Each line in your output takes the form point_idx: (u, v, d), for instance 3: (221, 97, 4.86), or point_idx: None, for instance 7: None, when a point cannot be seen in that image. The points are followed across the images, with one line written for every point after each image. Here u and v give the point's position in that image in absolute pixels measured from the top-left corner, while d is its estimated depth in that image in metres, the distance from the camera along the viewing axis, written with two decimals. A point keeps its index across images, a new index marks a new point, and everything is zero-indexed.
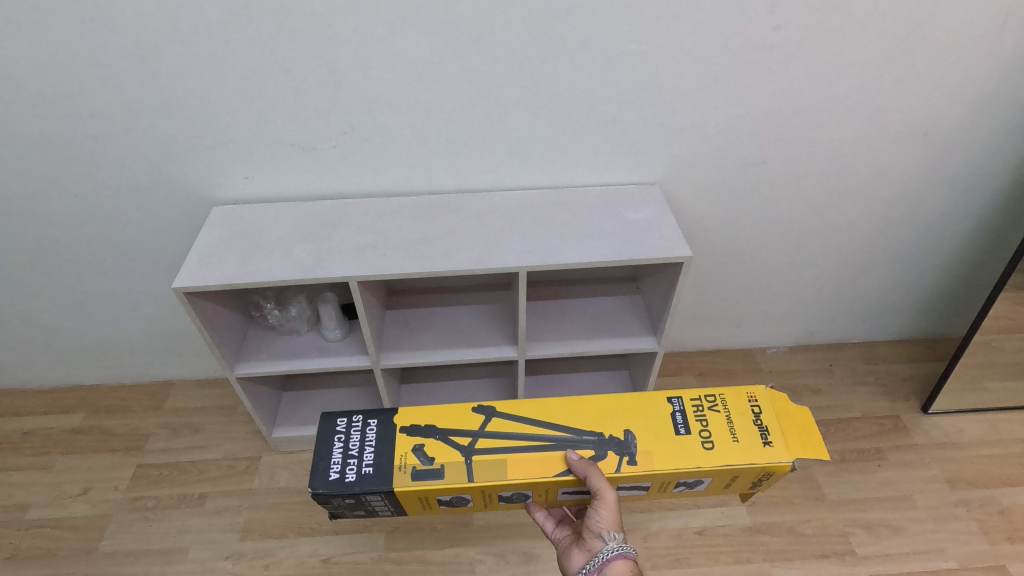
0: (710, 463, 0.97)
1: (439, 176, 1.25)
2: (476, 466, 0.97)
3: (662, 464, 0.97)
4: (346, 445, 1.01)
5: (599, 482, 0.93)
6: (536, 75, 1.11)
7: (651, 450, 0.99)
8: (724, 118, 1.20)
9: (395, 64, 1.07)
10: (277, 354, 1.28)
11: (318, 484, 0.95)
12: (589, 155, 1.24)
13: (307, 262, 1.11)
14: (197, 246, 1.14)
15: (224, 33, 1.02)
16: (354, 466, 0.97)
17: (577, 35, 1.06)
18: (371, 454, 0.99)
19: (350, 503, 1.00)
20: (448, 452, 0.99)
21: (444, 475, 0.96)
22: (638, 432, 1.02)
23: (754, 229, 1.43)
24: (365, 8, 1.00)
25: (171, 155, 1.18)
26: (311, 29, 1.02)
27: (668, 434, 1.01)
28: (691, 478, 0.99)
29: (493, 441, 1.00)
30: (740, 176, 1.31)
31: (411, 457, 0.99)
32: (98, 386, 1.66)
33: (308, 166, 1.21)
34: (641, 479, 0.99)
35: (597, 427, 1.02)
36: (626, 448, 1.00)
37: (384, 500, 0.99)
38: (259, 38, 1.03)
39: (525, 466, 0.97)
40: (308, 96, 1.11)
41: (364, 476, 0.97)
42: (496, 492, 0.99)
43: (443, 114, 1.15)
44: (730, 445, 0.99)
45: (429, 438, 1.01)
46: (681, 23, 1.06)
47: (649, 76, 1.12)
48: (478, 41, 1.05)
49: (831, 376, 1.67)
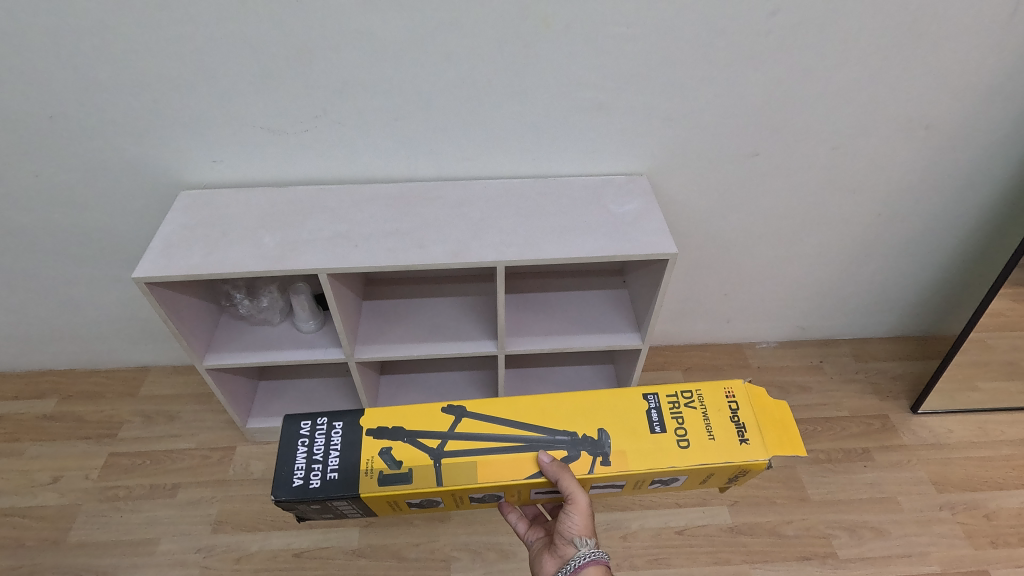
0: (684, 461, 0.95)
1: (417, 162, 1.19)
2: (446, 469, 0.94)
3: (636, 464, 0.95)
4: (310, 450, 0.98)
5: (571, 486, 0.91)
6: (517, 58, 1.04)
7: (624, 449, 0.97)
8: (715, 108, 1.15)
9: (367, 43, 1.01)
10: (249, 345, 1.23)
11: (282, 493, 0.92)
12: (574, 143, 1.18)
13: (275, 253, 1.06)
14: (161, 233, 1.08)
15: (182, 6, 0.95)
16: (318, 473, 0.94)
17: (561, 17, 0.99)
18: (335, 460, 0.96)
19: (318, 508, 0.98)
20: (417, 454, 0.96)
21: (412, 478, 0.94)
22: (612, 430, 0.98)
23: (747, 222, 1.38)
24: None
25: (134, 136, 1.12)
26: (275, 5, 0.95)
27: (643, 432, 0.98)
28: (665, 476, 0.97)
29: (464, 443, 0.97)
30: (732, 167, 1.26)
31: (378, 461, 0.96)
32: (72, 371, 1.62)
33: (278, 150, 1.15)
34: (615, 478, 0.96)
35: (570, 426, 0.99)
36: (599, 448, 0.97)
37: (351, 504, 0.97)
38: (220, 13, 0.96)
39: (496, 467, 0.95)
40: (275, 76, 1.04)
41: (329, 482, 0.94)
42: (467, 494, 0.96)
43: (419, 97, 1.09)
44: (706, 442, 0.97)
45: (398, 440, 0.98)
46: (671, 5, 0.99)
47: (639, 61, 1.06)
48: (456, 21, 0.99)
49: (821, 373, 1.64)
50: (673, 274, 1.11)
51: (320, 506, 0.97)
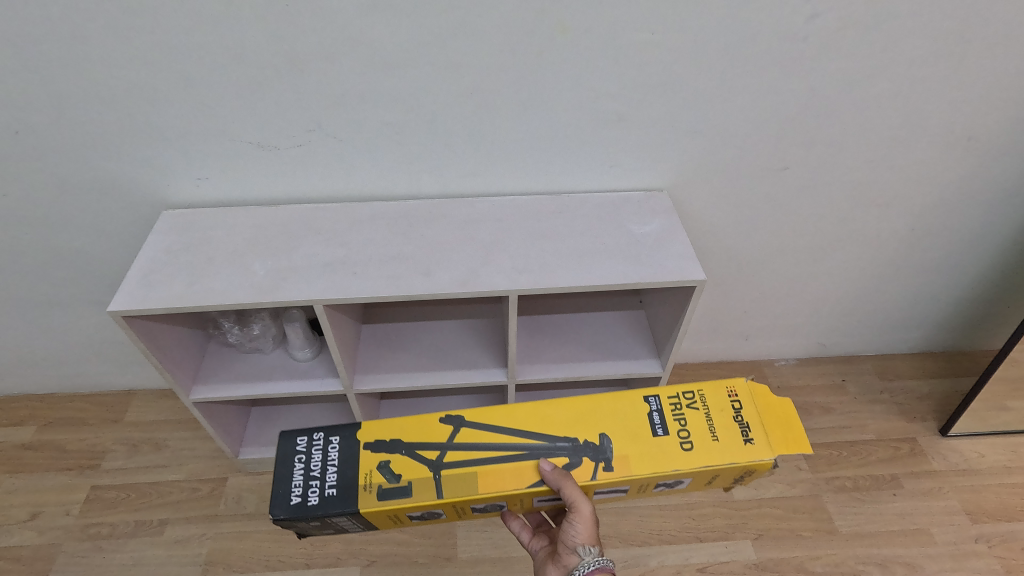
0: (687, 464, 0.87)
1: (420, 178, 1.10)
2: (447, 481, 0.88)
3: (640, 469, 0.87)
4: (308, 466, 0.90)
5: (574, 494, 0.84)
6: (531, 65, 0.95)
7: (625, 454, 0.89)
8: (744, 119, 1.06)
9: (365, 51, 0.91)
10: (241, 376, 1.14)
11: (281, 511, 0.85)
12: (589, 157, 1.09)
13: (265, 282, 0.96)
14: (141, 260, 0.99)
15: (158, 11, 0.85)
16: (316, 489, 0.87)
17: (580, 20, 0.90)
18: (333, 475, 0.89)
19: (319, 527, 0.91)
20: (415, 465, 0.89)
21: (411, 490, 0.87)
22: (614, 435, 0.91)
23: (771, 239, 1.30)
24: None
25: (109, 153, 1.02)
26: (263, 9, 0.86)
27: (644, 435, 0.91)
28: (670, 480, 0.89)
29: (463, 453, 0.90)
30: (758, 182, 1.17)
31: (376, 475, 0.89)
32: (52, 396, 1.52)
33: (267, 166, 1.05)
34: (619, 484, 0.88)
35: (570, 432, 0.92)
36: (602, 454, 0.89)
37: (353, 521, 0.90)
38: (201, 19, 0.86)
39: (497, 476, 0.88)
40: (263, 86, 0.95)
41: (328, 497, 0.87)
42: (468, 505, 0.89)
43: (423, 109, 1.00)
44: (708, 441, 0.89)
45: (395, 451, 0.91)
46: (701, 7, 0.90)
47: (663, 70, 0.97)
48: (463, 25, 0.89)
49: (844, 394, 1.56)
50: (699, 301, 1.02)
51: (320, 523, 0.90)
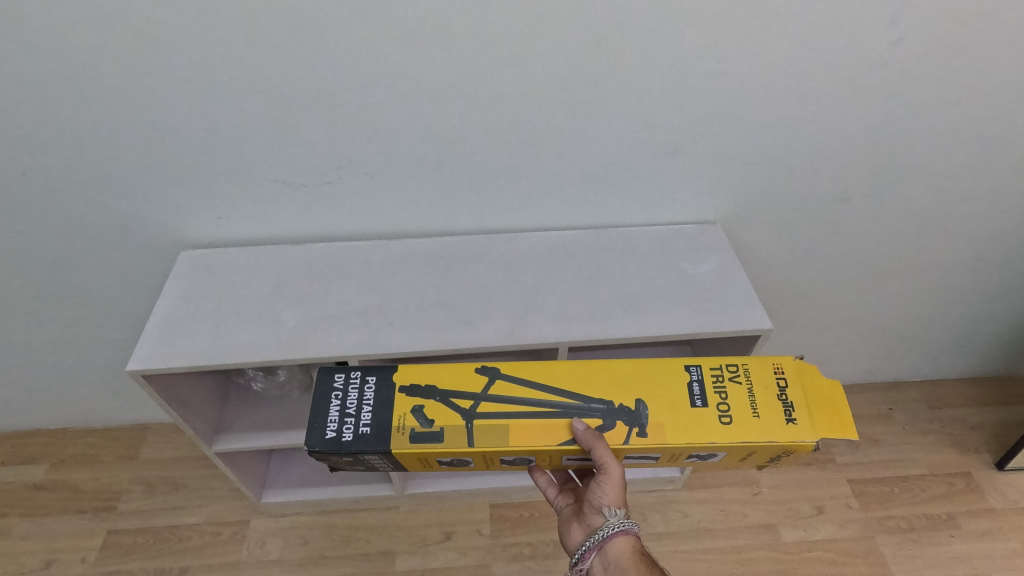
0: (724, 437, 0.82)
1: (456, 214, 1.02)
2: (480, 431, 0.82)
3: (675, 438, 0.82)
4: (343, 403, 0.84)
5: (605, 456, 0.79)
6: (583, 97, 0.87)
7: (662, 421, 0.84)
8: (808, 149, 0.98)
9: (404, 85, 0.84)
10: (265, 424, 1.07)
11: (316, 445, 0.80)
12: (639, 190, 1.01)
13: (295, 335, 0.89)
14: (159, 310, 0.92)
15: (178, 44, 0.77)
16: (350, 425, 0.82)
17: (640, 48, 0.82)
18: (369, 413, 0.83)
19: (351, 463, 0.86)
20: (447, 411, 0.84)
21: (442, 436, 0.82)
22: (652, 401, 0.86)
23: (825, 268, 1.22)
24: (366, 14, 0.76)
25: (124, 192, 0.95)
26: (295, 45, 0.78)
27: (682, 403, 0.86)
28: (703, 451, 0.85)
29: (498, 405, 0.85)
30: (817, 213, 1.09)
31: (410, 415, 0.84)
32: (63, 430, 1.45)
33: (294, 205, 0.98)
34: (649, 451, 0.84)
35: (605, 395, 0.86)
36: (636, 419, 0.84)
37: (385, 459, 0.85)
38: (226, 55, 0.79)
39: (530, 432, 0.82)
40: (291, 122, 0.87)
41: (363, 435, 0.82)
42: (498, 456, 0.84)
43: (464, 143, 0.92)
44: (746, 415, 0.84)
45: (430, 396, 0.85)
46: (773, 35, 0.82)
47: (727, 101, 0.89)
48: (512, 58, 0.82)
49: (892, 423, 1.49)
50: (762, 347, 0.95)
51: (351, 459, 0.85)
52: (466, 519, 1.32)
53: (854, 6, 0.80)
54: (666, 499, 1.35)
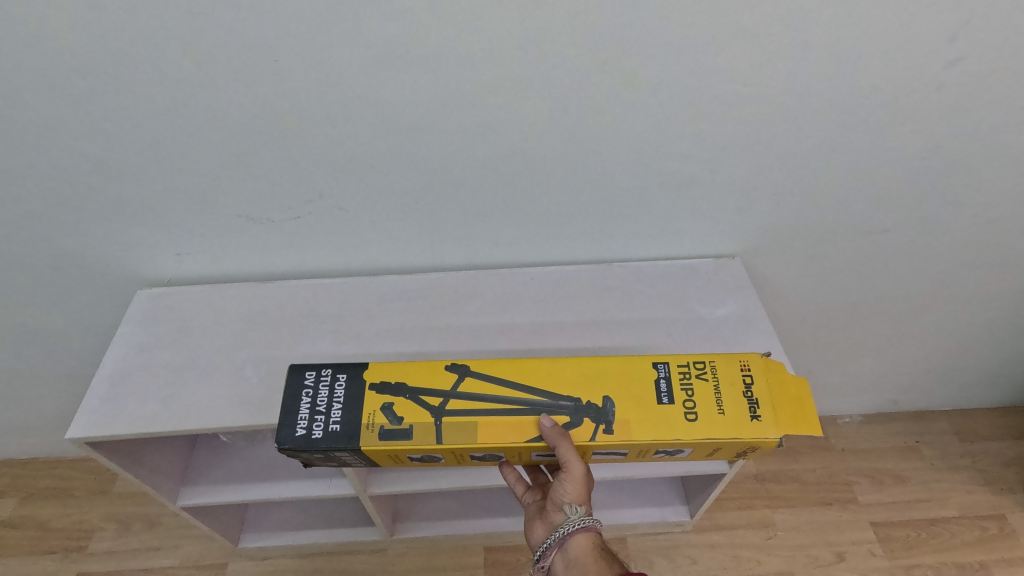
0: (700, 434, 0.72)
1: (444, 250, 0.91)
2: (451, 427, 0.73)
3: (644, 436, 0.73)
4: (314, 398, 0.75)
5: (570, 455, 0.71)
6: (586, 125, 0.76)
7: (631, 418, 0.74)
8: (843, 179, 0.86)
9: (379, 113, 0.72)
10: (236, 476, 0.97)
11: (283, 443, 0.71)
12: (650, 223, 0.90)
13: (258, 395, 0.79)
14: (106, 367, 0.82)
15: (112, 68, 0.66)
16: (321, 422, 0.72)
17: (653, 72, 0.70)
18: (340, 410, 0.73)
19: (324, 464, 0.77)
20: (415, 407, 0.74)
21: (411, 433, 0.72)
22: (620, 396, 0.75)
23: (854, 301, 1.10)
24: (329, 36, 0.64)
25: (68, 229, 0.84)
26: (249, 68, 0.67)
27: (648, 400, 0.75)
28: (669, 447, 0.75)
29: (469, 402, 0.75)
30: (848, 245, 0.98)
31: (378, 411, 0.74)
32: (33, 461, 1.37)
33: (261, 241, 0.87)
34: (615, 448, 0.75)
35: (574, 390, 0.76)
36: (605, 416, 0.74)
37: (359, 458, 0.75)
38: (170, 81, 0.68)
39: (504, 430, 0.73)
40: (251, 152, 0.76)
41: (334, 433, 0.72)
42: (470, 453, 0.75)
43: (450, 175, 0.81)
44: (725, 409, 0.74)
45: (399, 392, 0.76)
46: (810, 56, 0.70)
47: (752, 128, 0.78)
48: (503, 83, 0.70)
49: (918, 458, 1.38)
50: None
51: (322, 459, 0.75)
52: (459, 564, 1.23)
53: (908, 24, 0.67)
54: (674, 543, 1.26)
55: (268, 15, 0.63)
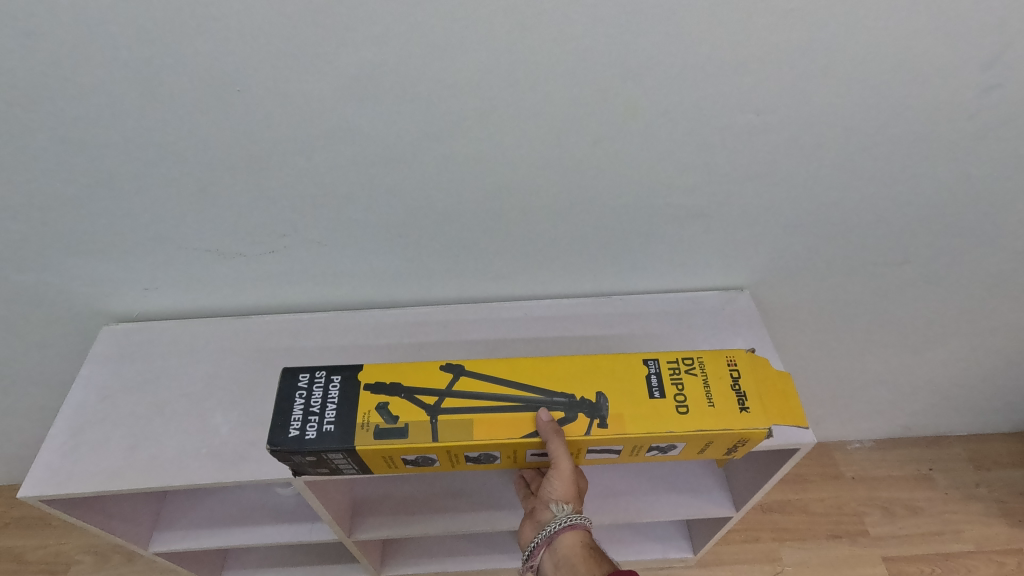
0: (704, 426, 0.68)
1: (432, 283, 0.85)
2: (449, 425, 0.68)
3: (640, 428, 0.68)
4: (306, 399, 0.69)
5: (560, 450, 0.66)
6: (584, 157, 0.69)
7: (627, 413, 0.70)
8: (861, 210, 0.80)
9: (357, 144, 0.66)
10: (212, 520, 0.92)
11: (275, 444, 0.65)
12: (653, 255, 0.84)
13: (228, 449, 0.73)
14: (65, 417, 0.75)
15: (60, 99, 0.60)
16: (316, 422, 0.67)
17: (658, 100, 0.64)
18: (336, 409, 0.68)
19: (313, 470, 0.71)
20: (408, 405, 0.69)
21: (406, 432, 0.67)
22: (613, 392, 0.71)
23: (868, 330, 1.04)
24: (299, 65, 0.58)
25: (24, 267, 0.78)
26: (211, 99, 0.61)
27: (640, 396, 0.71)
28: (662, 444, 0.71)
29: (467, 400, 0.70)
30: (865, 275, 0.91)
31: (373, 411, 0.69)
32: (8, 490, 1.32)
33: (233, 275, 0.81)
34: (609, 445, 0.70)
35: (568, 385, 0.72)
36: (598, 411, 0.69)
37: (352, 463, 0.70)
38: (125, 112, 0.62)
39: (504, 427, 0.68)
40: (218, 186, 0.70)
41: (329, 434, 0.67)
42: (465, 454, 0.70)
43: (436, 207, 0.75)
44: (728, 403, 0.70)
45: (394, 391, 0.71)
46: (829, 84, 0.63)
47: (765, 159, 0.71)
48: (492, 113, 0.64)
49: (932, 487, 1.32)
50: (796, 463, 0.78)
51: (313, 464, 0.69)
52: None
53: (940, 51, 0.61)
54: None
55: (231, 42, 0.56)
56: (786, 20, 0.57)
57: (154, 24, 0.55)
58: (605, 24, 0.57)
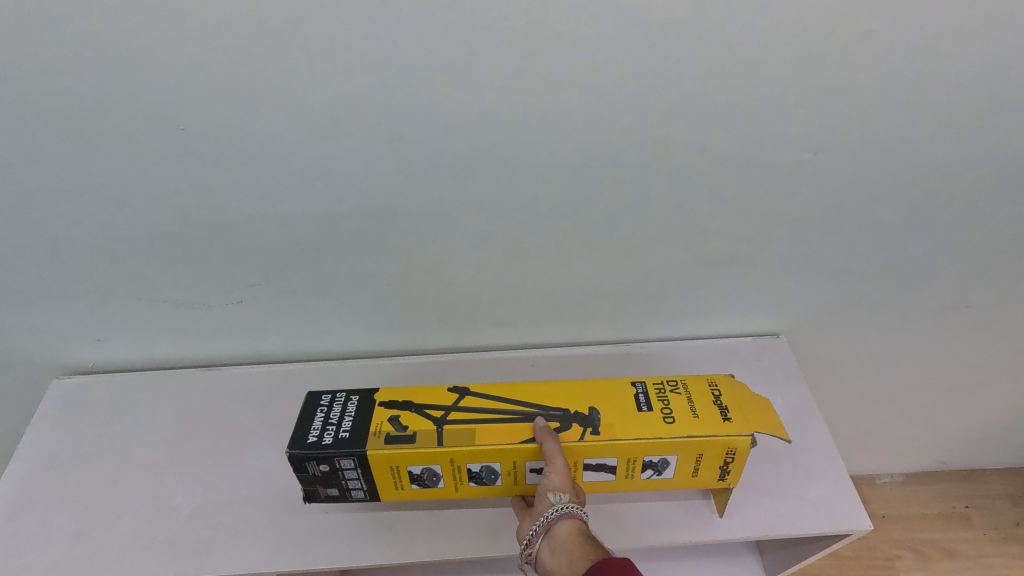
0: (712, 430, 0.58)
1: (425, 331, 0.75)
2: (458, 433, 0.57)
3: (631, 433, 0.58)
4: (324, 408, 0.60)
5: (553, 449, 0.55)
6: (601, 193, 0.61)
7: (619, 423, 0.60)
8: (917, 248, 0.70)
9: (338, 180, 0.58)
10: None
11: (293, 447, 0.55)
12: (677, 298, 0.74)
13: (187, 534, 0.62)
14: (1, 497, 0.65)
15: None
16: (333, 426, 0.57)
17: (687, 132, 0.56)
18: (355, 417, 0.59)
19: (321, 490, 0.60)
20: (411, 413, 0.59)
21: (414, 439, 0.57)
22: (606, 402, 0.62)
23: (926, 380, 0.91)
24: (276, 95, 0.51)
25: None
26: (170, 129, 0.53)
27: (627, 408, 0.61)
28: (658, 463, 0.60)
29: (478, 411, 0.60)
30: (921, 322, 0.80)
31: (381, 420, 0.59)
32: None
33: (198, 323, 0.71)
34: (603, 461, 0.60)
35: (558, 398, 0.62)
36: (589, 422, 0.59)
37: (363, 480, 0.59)
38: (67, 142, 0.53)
39: (511, 435, 0.57)
40: (176, 224, 0.60)
41: (344, 439, 0.57)
42: (469, 469, 0.59)
43: (431, 255, 0.65)
44: (736, 412, 0.60)
45: (399, 403, 0.61)
46: (882, 114, 0.56)
47: (802, 198, 0.63)
48: (498, 148, 0.56)
49: (968, 527, 1.22)
50: (835, 547, 0.67)
51: (322, 480, 0.59)
52: None
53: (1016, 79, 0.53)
54: None
55: (195, 72, 0.49)
56: (833, 47, 0.50)
57: (105, 51, 0.47)
58: (625, 52, 0.50)
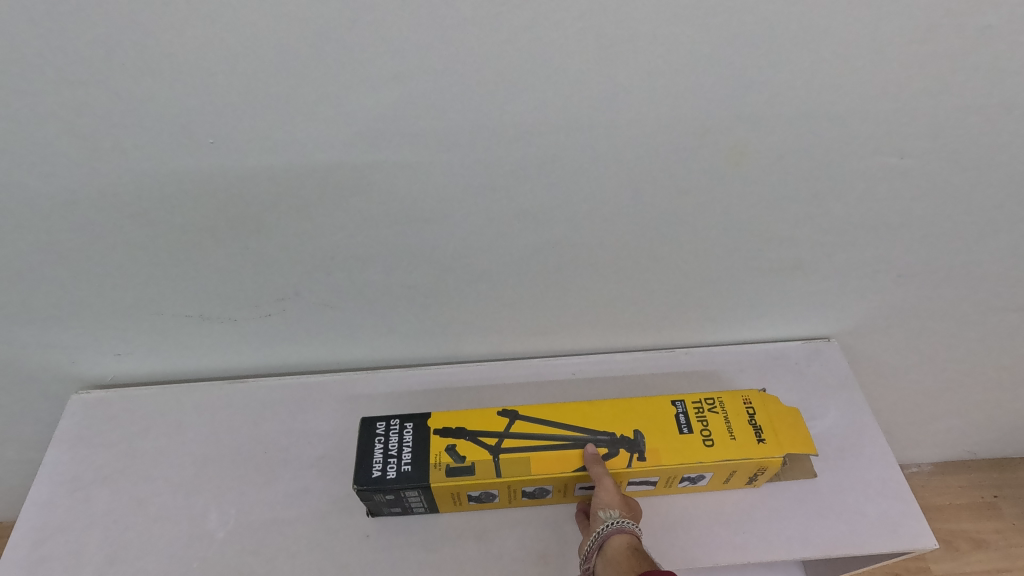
0: (750, 455, 0.57)
1: (462, 339, 0.71)
2: (515, 461, 0.56)
3: (678, 459, 0.56)
4: (381, 437, 0.57)
5: (599, 471, 0.55)
6: (659, 197, 0.57)
7: (665, 445, 0.57)
8: (986, 251, 0.66)
9: (380, 190, 0.54)
10: None
11: (359, 484, 0.54)
12: (728, 303, 0.70)
13: (223, 558, 0.60)
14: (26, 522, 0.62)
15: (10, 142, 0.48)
16: (396, 461, 0.56)
17: (758, 135, 0.52)
18: (414, 446, 0.56)
19: (384, 508, 0.60)
20: (466, 441, 0.57)
21: (473, 470, 0.55)
22: (653, 422, 0.59)
23: (974, 380, 0.88)
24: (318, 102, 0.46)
25: None
26: (201, 138, 0.49)
27: (670, 428, 0.58)
28: (696, 477, 0.59)
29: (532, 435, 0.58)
30: (979, 325, 0.76)
31: (438, 450, 0.56)
32: None
33: (226, 335, 0.68)
34: (647, 479, 0.59)
35: (604, 413, 0.60)
36: (636, 447, 0.57)
37: (425, 500, 0.58)
38: (91, 154, 0.49)
39: (562, 462, 0.56)
40: (205, 237, 0.57)
41: (407, 471, 0.56)
42: (524, 490, 0.58)
43: (473, 266, 0.62)
44: (770, 432, 0.58)
45: (453, 427, 0.58)
46: (971, 114, 0.51)
47: (872, 200, 0.59)
48: (551, 152, 0.52)
49: (998, 518, 1.21)
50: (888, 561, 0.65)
51: (386, 503, 0.58)
52: None
53: None
54: None
55: (237, 83, 0.45)
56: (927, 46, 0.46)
57: (141, 61, 0.44)
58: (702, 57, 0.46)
